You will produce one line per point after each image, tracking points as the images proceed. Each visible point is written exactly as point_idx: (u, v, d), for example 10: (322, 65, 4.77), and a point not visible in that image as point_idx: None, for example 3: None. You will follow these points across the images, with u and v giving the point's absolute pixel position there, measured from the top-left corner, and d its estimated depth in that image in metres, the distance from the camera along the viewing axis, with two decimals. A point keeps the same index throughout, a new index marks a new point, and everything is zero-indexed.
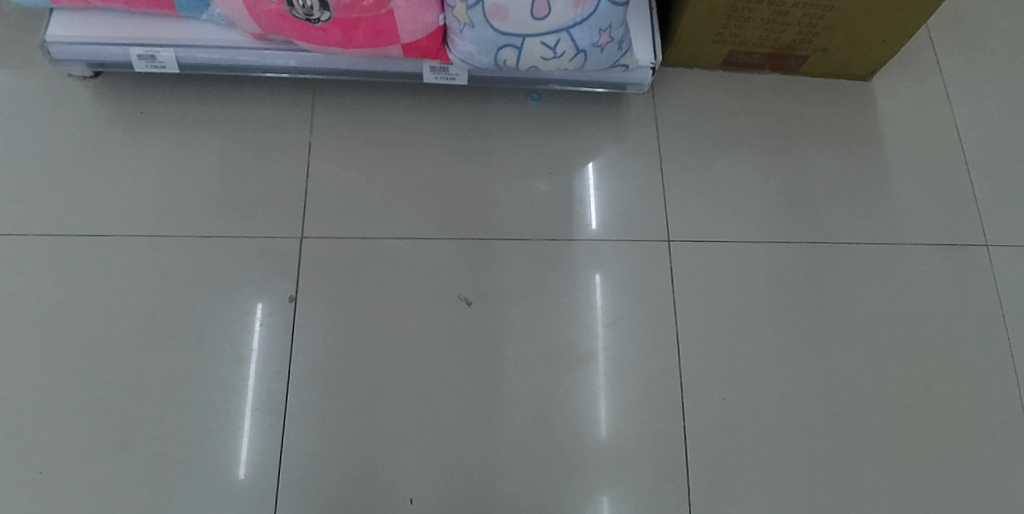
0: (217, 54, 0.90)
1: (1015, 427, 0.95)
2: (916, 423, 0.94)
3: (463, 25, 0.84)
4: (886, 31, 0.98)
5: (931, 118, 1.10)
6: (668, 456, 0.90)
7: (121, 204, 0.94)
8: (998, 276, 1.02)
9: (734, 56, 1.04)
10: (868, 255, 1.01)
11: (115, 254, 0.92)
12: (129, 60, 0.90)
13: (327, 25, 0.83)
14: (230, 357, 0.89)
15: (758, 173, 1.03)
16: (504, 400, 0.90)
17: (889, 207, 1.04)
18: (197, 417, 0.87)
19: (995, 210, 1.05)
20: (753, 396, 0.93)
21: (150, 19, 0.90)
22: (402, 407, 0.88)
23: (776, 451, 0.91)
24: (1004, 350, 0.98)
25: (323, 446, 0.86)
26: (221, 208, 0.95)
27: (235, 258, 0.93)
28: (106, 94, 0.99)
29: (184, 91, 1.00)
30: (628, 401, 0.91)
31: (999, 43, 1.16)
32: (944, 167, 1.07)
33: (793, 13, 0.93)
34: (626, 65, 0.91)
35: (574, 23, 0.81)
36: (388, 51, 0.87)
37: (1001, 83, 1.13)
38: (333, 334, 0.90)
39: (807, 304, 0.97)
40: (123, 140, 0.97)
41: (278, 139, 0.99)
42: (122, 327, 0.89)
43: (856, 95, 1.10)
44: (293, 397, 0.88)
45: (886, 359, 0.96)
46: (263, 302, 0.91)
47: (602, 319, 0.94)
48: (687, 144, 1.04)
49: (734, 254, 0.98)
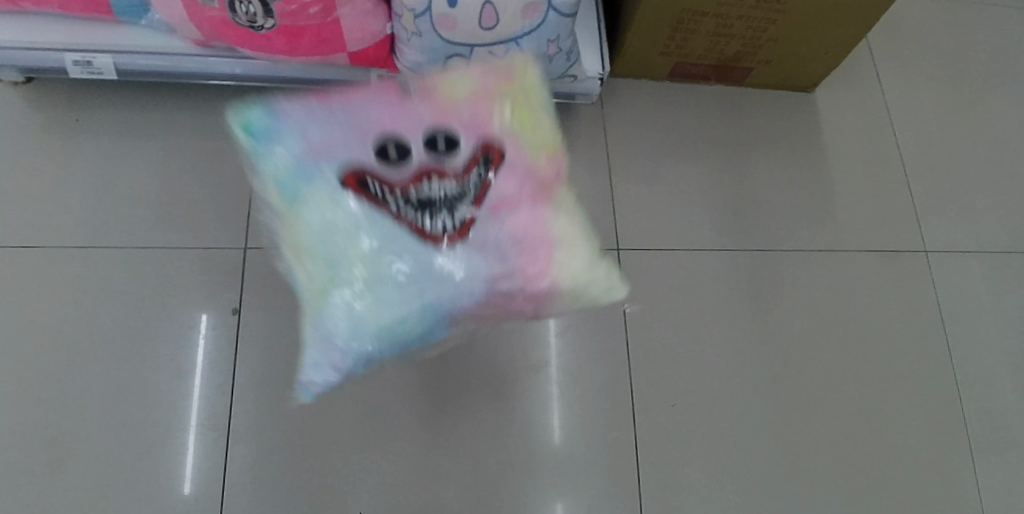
0: (158, 60, 0.88)
1: (953, 426, 0.98)
2: (860, 424, 0.96)
3: (410, 35, 0.83)
4: (826, 45, 1.01)
5: (870, 127, 1.13)
6: (620, 464, 0.90)
7: (55, 216, 0.91)
8: (935, 280, 1.05)
9: (681, 67, 1.06)
10: (811, 261, 1.03)
11: (50, 266, 0.89)
12: (64, 66, 0.87)
13: (270, 32, 0.81)
14: (172, 372, 0.86)
15: (706, 181, 1.05)
16: (455, 410, 0.89)
17: (832, 214, 1.06)
18: (137, 434, 0.84)
19: (932, 216, 1.09)
20: (702, 401, 0.94)
21: (86, 24, 0.87)
22: (351, 420, 0.87)
23: (727, 456, 0.92)
24: (941, 352, 1.01)
25: (270, 461, 0.84)
26: (163, 219, 0.92)
27: (177, 270, 0.90)
28: (40, 102, 0.96)
29: (124, 99, 0.98)
30: (580, 409, 0.91)
31: (933, 56, 1.21)
32: (884, 175, 1.10)
33: (737, 26, 0.96)
34: (575, 75, 0.92)
35: (522, 34, 0.82)
36: (335, 59, 0.86)
37: (935, 93, 1.18)
38: (279, 346, 0.89)
39: (754, 310, 0.99)
40: (58, 149, 0.94)
41: (223, 148, 0.97)
42: (56, 343, 0.86)
43: (799, 105, 1.13)
44: (238, 412, 0.86)
45: (830, 363, 0.99)
46: (207, 315, 0.89)
47: (553, 329, 0.94)
48: (637, 153, 1.05)
49: (683, 262, 1.00)
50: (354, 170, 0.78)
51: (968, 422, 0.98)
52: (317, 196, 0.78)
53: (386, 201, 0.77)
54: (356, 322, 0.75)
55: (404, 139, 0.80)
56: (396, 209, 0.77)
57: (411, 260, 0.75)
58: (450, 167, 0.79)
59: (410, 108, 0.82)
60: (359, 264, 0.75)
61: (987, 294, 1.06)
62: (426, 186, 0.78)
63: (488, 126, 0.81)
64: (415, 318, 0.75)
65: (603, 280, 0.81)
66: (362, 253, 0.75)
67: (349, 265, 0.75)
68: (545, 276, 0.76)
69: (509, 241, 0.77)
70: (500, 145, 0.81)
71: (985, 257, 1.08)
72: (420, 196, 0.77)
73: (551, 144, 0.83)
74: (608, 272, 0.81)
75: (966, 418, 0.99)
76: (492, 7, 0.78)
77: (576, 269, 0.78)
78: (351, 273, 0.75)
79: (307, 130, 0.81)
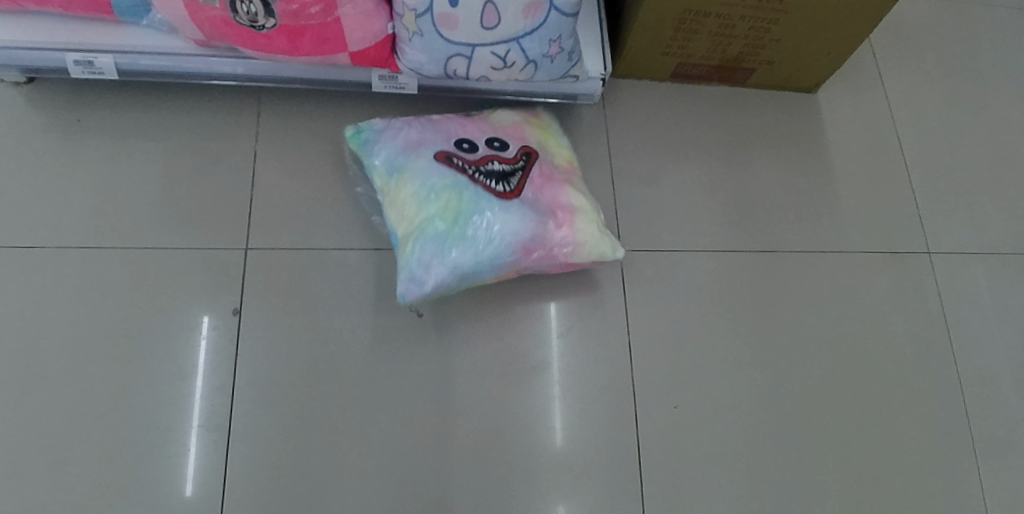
0: (161, 60, 0.88)
1: (957, 430, 0.97)
2: (864, 427, 0.96)
3: (411, 34, 0.83)
4: (829, 45, 1.01)
5: (873, 129, 1.13)
6: (623, 466, 0.89)
7: (57, 215, 0.91)
8: (939, 282, 1.04)
9: (683, 68, 1.06)
10: (814, 263, 1.03)
11: (51, 266, 0.88)
12: (64, 66, 0.87)
13: (271, 32, 0.81)
14: (173, 373, 0.86)
15: (708, 183, 1.04)
16: (456, 411, 0.88)
17: (835, 216, 1.06)
18: (137, 435, 0.83)
19: (936, 218, 1.08)
20: (704, 403, 0.93)
21: (88, 24, 0.87)
22: (353, 421, 0.87)
23: (730, 459, 0.92)
24: (946, 354, 1.01)
25: (270, 462, 0.84)
26: (164, 219, 0.92)
27: (178, 270, 0.90)
28: (42, 102, 0.96)
29: (125, 99, 0.98)
30: (582, 410, 0.91)
31: (936, 57, 1.20)
32: (887, 176, 1.10)
33: (739, 26, 0.95)
34: (577, 76, 0.92)
35: (524, 34, 0.81)
36: (336, 59, 0.86)
37: (939, 95, 1.17)
38: (279, 347, 0.88)
39: (757, 311, 0.99)
40: (60, 148, 0.94)
41: (224, 148, 0.97)
42: (57, 342, 0.86)
43: (802, 106, 1.12)
44: (238, 413, 0.85)
45: (834, 365, 0.98)
46: (208, 315, 0.89)
47: (555, 330, 0.94)
48: (639, 155, 1.05)
49: (685, 263, 0.99)
50: (441, 152, 0.91)
51: (973, 425, 0.98)
52: (417, 165, 0.90)
53: (465, 170, 0.90)
54: (448, 252, 0.85)
55: (473, 140, 0.94)
56: (473, 174, 0.89)
57: (484, 209, 0.87)
58: (510, 155, 0.93)
59: (469, 122, 0.96)
60: (449, 215, 0.87)
61: (991, 296, 1.05)
62: (496, 164, 0.91)
63: (526, 140, 0.96)
64: (479, 256, 0.86)
65: (609, 242, 0.91)
66: (460, 203, 0.87)
67: (436, 239, 0.86)
68: (571, 226, 0.89)
69: (546, 206, 0.90)
70: (535, 150, 0.95)
71: (989, 260, 1.07)
72: (492, 169, 0.91)
73: (569, 157, 0.98)
74: (611, 237, 0.92)
75: (970, 421, 0.98)
76: (494, 7, 0.77)
77: (597, 238, 0.91)
78: (446, 210, 0.87)
79: (398, 134, 0.93)
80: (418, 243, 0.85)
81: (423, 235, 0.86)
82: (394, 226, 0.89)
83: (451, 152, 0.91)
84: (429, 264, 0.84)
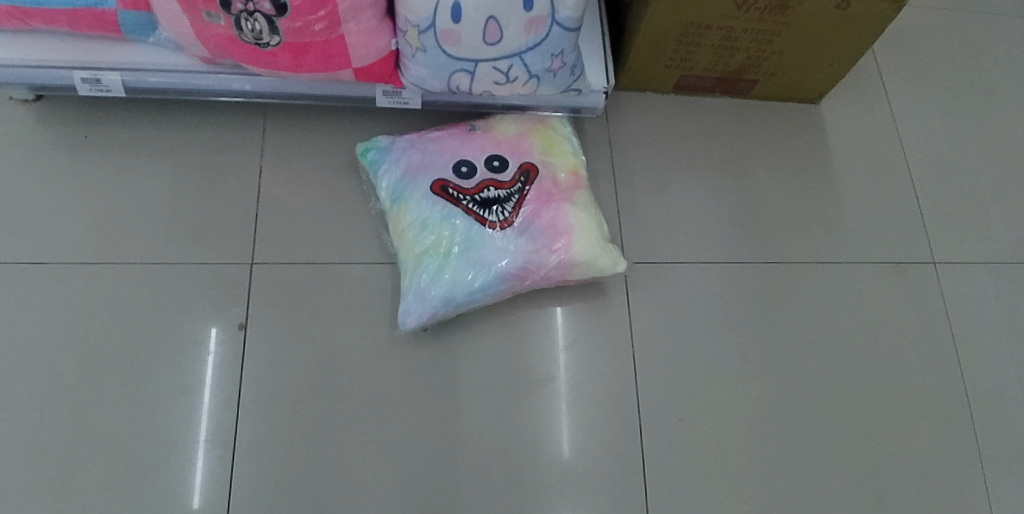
0: (167, 77, 0.89)
1: (964, 440, 0.97)
2: (870, 438, 0.95)
3: (415, 50, 0.83)
4: (832, 57, 1.01)
5: (877, 139, 1.13)
6: (628, 479, 0.89)
7: (65, 230, 0.92)
8: (944, 292, 1.04)
9: (686, 80, 1.06)
10: (819, 274, 1.02)
11: (58, 281, 0.89)
12: (72, 83, 0.88)
13: (276, 49, 0.81)
14: (179, 388, 0.87)
15: (712, 194, 1.05)
16: (461, 425, 0.88)
17: (839, 226, 1.06)
18: (144, 449, 0.84)
19: (941, 227, 1.08)
20: (709, 415, 0.93)
21: (95, 42, 0.88)
22: (358, 435, 0.87)
23: (735, 470, 0.91)
24: (951, 364, 1.00)
25: (275, 476, 0.84)
26: (171, 234, 0.93)
27: (184, 284, 0.91)
28: (51, 119, 0.97)
29: (133, 116, 0.99)
30: (587, 423, 0.91)
31: (940, 66, 1.20)
32: (892, 186, 1.10)
33: (741, 38, 0.96)
34: (580, 90, 0.92)
35: (526, 49, 0.82)
36: (340, 75, 0.87)
37: (944, 104, 1.17)
38: (285, 361, 0.89)
39: (762, 323, 0.99)
40: (68, 165, 0.95)
41: (229, 164, 0.97)
42: (64, 357, 0.86)
43: (805, 117, 1.12)
44: (244, 427, 0.86)
45: (839, 376, 0.98)
46: (215, 330, 0.89)
47: (560, 343, 0.94)
48: (643, 166, 1.05)
49: (689, 275, 0.99)
50: (438, 180, 0.92)
51: (980, 436, 0.97)
52: (417, 192, 0.92)
53: (460, 200, 0.90)
54: (444, 284, 0.87)
55: (471, 160, 0.93)
56: (467, 204, 0.90)
57: (477, 241, 0.88)
58: (506, 178, 0.92)
59: (470, 136, 0.95)
60: (445, 246, 0.89)
61: (997, 305, 1.04)
62: (491, 190, 0.91)
63: (528, 153, 0.94)
64: (471, 288, 0.87)
65: (608, 256, 0.90)
66: (454, 236, 0.89)
67: (429, 271, 0.88)
68: (566, 250, 0.89)
69: (544, 227, 0.89)
70: (535, 166, 0.93)
71: (995, 269, 1.07)
72: (487, 196, 0.91)
73: (574, 165, 0.95)
74: (611, 250, 0.91)
75: (977, 431, 0.97)
76: (496, 23, 0.78)
77: (595, 253, 0.90)
78: (442, 244, 0.89)
79: (403, 156, 0.94)
80: (415, 277, 0.88)
81: (419, 267, 0.88)
82: (399, 252, 0.92)
83: (450, 180, 0.92)
84: (426, 298, 0.87)
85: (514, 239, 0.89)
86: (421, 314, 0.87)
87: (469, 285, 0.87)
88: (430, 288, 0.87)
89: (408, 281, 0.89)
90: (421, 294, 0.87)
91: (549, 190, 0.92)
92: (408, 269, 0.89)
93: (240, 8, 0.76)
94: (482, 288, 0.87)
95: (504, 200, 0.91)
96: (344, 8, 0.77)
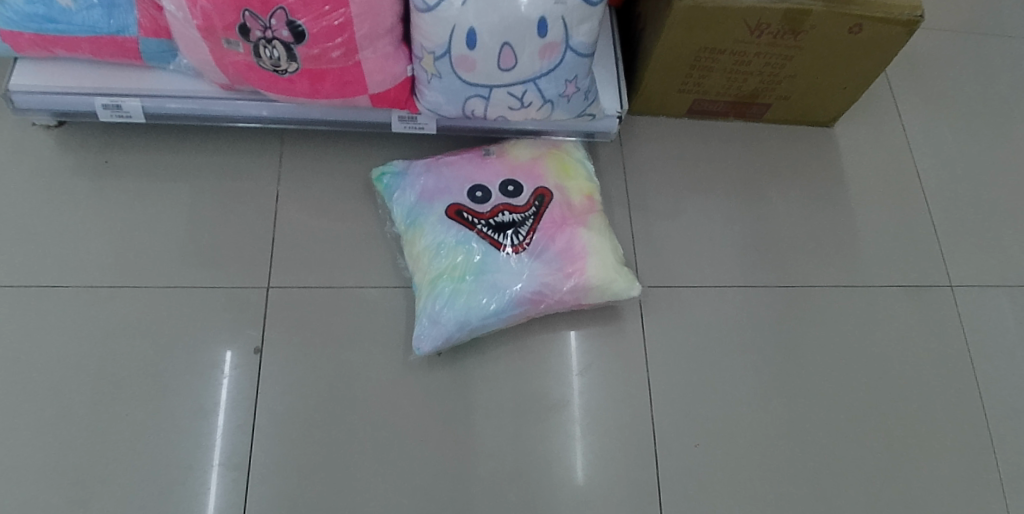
0: (186, 104, 0.90)
1: (984, 466, 0.95)
2: (888, 463, 0.94)
3: (430, 76, 0.85)
4: (846, 80, 1.01)
5: (891, 161, 1.13)
6: (643, 505, 0.88)
7: (83, 255, 0.93)
8: (962, 316, 1.03)
9: (699, 104, 1.07)
10: (835, 298, 1.02)
11: (75, 304, 0.90)
12: (94, 109, 0.90)
13: (294, 76, 0.82)
14: (195, 410, 0.87)
15: (725, 217, 1.05)
16: (476, 448, 0.88)
17: (854, 249, 1.05)
18: (160, 472, 0.84)
19: (956, 249, 1.07)
20: (724, 439, 0.92)
21: (116, 69, 0.89)
22: (372, 458, 0.87)
23: (752, 497, 0.90)
24: (970, 389, 0.99)
25: (288, 500, 0.84)
26: (187, 258, 0.94)
27: (200, 308, 0.91)
28: (72, 144, 0.99)
29: (152, 141, 1.00)
30: (601, 447, 0.90)
31: (953, 89, 1.20)
32: (906, 208, 1.09)
33: (754, 62, 0.96)
34: (593, 114, 0.93)
35: (540, 74, 0.82)
36: (357, 101, 0.88)
37: (957, 127, 1.17)
38: (300, 384, 0.89)
39: (777, 347, 0.98)
40: (88, 190, 0.96)
41: (247, 188, 0.99)
42: (82, 380, 0.87)
43: (819, 139, 1.13)
44: (259, 451, 0.85)
45: (856, 400, 0.97)
46: (231, 354, 0.90)
47: (574, 367, 0.93)
48: (656, 190, 1.05)
49: (703, 298, 0.99)
50: (452, 204, 0.92)
51: (1001, 462, 0.95)
52: (431, 217, 0.92)
53: (475, 224, 0.91)
54: (458, 308, 0.87)
55: (486, 185, 0.94)
56: (482, 228, 0.90)
57: (491, 265, 0.88)
58: (520, 202, 0.92)
59: (484, 161, 0.96)
60: (458, 270, 0.89)
61: (1016, 329, 1.03)
62: (505, 214, 0.91)
63: (542, 178, 0.95)
64: (484, 312, 0.87)
65: (622, 280, 0.90)
66: (469, 261, 0.89)
67: (443, 296, 0.88)
68: (580, 274, 0.89)
69: (557, 252, 0.89)
70: (549, 191, 0.94)
71: (1013, 292, 1.06)
72: (502, 221, 0.91)
73: (589, 189, 0.96)
74: (626, 273, 0.91)
75: (997, 457, 0.96)
76: (511, 49, 0.78)
77: (610, 278, 0.90)
78: (456, 269, 0.89)
79: (418, 181, 0.94)
80: (430, 302, 0.88)
81: (433, 292, 0.89)
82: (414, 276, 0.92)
83: (464, 206, 0.92)
84: (441, 322, 0.87)
85: (529, 263, 0.89)
86: (436, 338, 0.87)
87: (483, 309, 0.87)
88: (442, 313, 0.87)
89: (422, 306, 0.89)
90: (434, 319, 0.88)
91: (563, 213, 0.92)
92: (423, 293, 0.90)
93: (259, 36, 0.77)
94: (496, 310, 0.87)
95: (518, 226, 0.91)
96: (360, 35, 0.78)
